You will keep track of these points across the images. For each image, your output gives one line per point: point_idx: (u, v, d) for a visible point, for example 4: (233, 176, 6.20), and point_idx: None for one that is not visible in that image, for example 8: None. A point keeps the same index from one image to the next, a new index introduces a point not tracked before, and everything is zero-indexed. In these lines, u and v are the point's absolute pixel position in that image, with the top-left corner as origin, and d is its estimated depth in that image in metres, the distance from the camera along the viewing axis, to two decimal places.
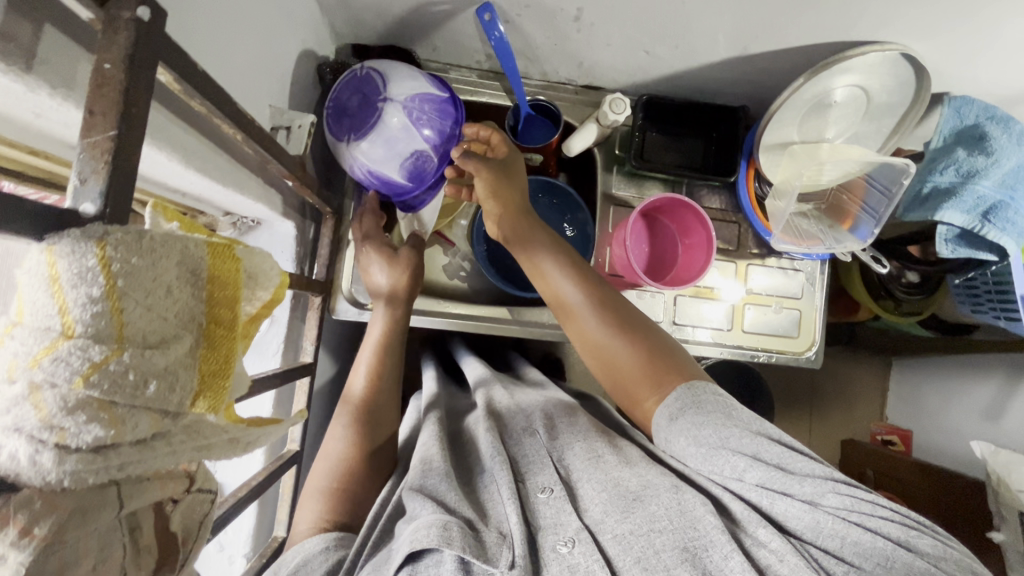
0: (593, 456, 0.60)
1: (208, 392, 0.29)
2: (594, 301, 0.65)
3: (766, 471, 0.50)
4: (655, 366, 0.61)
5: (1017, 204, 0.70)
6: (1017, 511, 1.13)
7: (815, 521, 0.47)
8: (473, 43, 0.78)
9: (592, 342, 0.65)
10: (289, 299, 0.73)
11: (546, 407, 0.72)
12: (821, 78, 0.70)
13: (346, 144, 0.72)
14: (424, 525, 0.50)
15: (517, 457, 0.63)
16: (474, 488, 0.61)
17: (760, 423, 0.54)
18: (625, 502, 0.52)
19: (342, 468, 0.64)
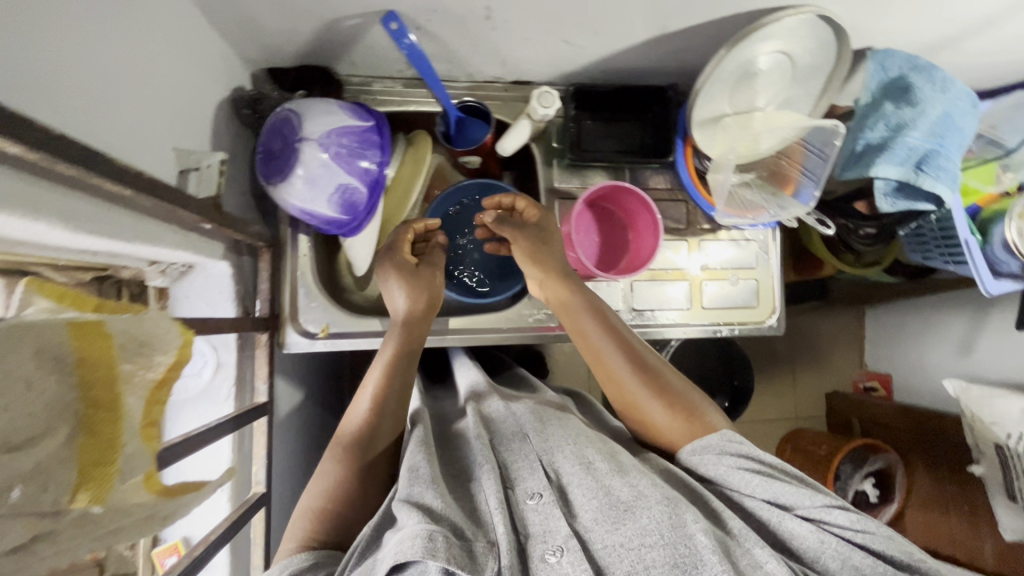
0: (583, 464, 0.59)
1: (89, 483, 0.28)
2: (629, 357, 0.69)
3: (777, 492, 0.55)
4: (686, 422, 0.64)
5: (947, 151, 0.70)
6: (992, 443, 1.17)
7: (819, 539, 0.52)
8: (390, 54, 0.75)
9: (623, 393, 0.68)
10: (234, 340, 0.71)
11: (536, 409, 0.71)
12: (743, 48, 0.69)
13: (275, 188, 0.64)
14: (411, 538, 0.48)
15: (506, 461, 0.63)
16: (464, 495, 0.59)
17: (779, 462, 0.60)
18: (616, 513, 0.53)
19: (334, 487, 0.62)
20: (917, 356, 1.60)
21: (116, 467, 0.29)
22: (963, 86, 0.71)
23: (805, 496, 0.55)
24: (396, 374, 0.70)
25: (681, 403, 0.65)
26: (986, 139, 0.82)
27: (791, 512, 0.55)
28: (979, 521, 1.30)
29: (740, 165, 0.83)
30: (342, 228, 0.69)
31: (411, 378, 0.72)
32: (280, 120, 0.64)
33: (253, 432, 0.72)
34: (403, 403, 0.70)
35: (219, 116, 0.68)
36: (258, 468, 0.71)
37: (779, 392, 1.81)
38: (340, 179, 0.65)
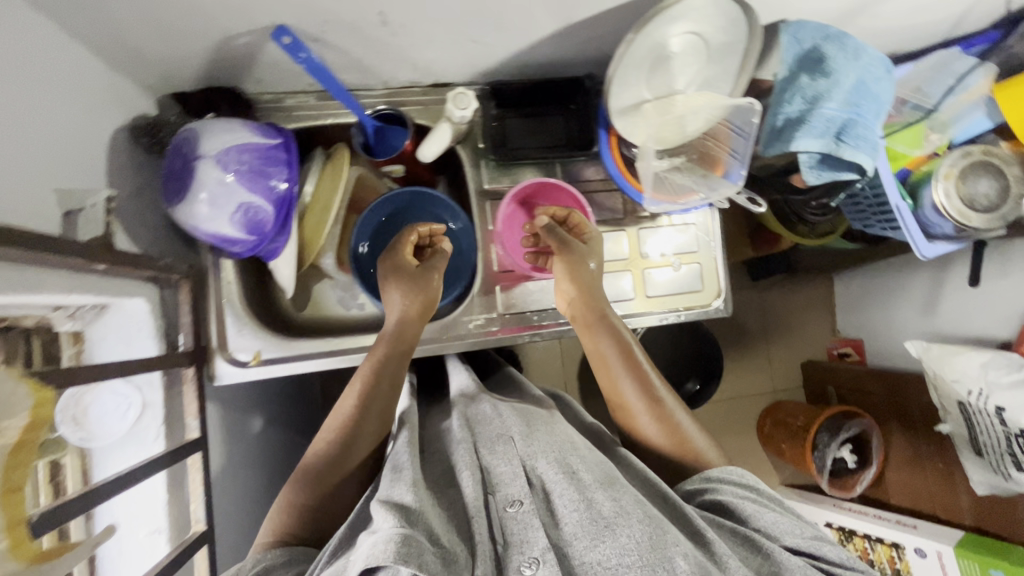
0: (567, 472, 0.61)
1: None
2: (640, 384, 0.73)
3: (771, 522, 0.59)
4: (677, 443, 0.70)
5: (865, 119, 0.70)
6: (955, 400, 1.18)
7: (806, 570, 0.53)
8: (295, 68, 0.72)
9: (623, 401, 0.74)
10: (158, 378, 0.69)
11: (521, 412, 0.74)
12: (650, 32, 0.67)
13: (179, 209, 0.62)
14: (384, 540, 0.50)
15: (489, 465, 0.65)
16: (448, 499, 0.63)
17: (773, 499, 0.64)
18: (597, 529, 0.54)
19: (315, 481, 0.66)
20: (883, 319, 1.60)
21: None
22: (875, 52, 0.70)
23: (796, 531, 0.58)
24: (382, 381, 0.72)
25: (675, 427, 0.71)
26: (912, 102, 0.82)
27: (782, 542, 0.58)
28: (953, 476, 1.29)
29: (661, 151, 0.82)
30: (251, 247, 0.67)
31: (397, 388, 0.74)
32: (179, 139, 0.61)
33: (187, 470, 0.70)
34: (389, 408, 0.72)
35: (117, 150, 0.66)
36: (197, 506, 0.70)
37: (754, 367, 1.80)
38: (248, 201, 0.63)
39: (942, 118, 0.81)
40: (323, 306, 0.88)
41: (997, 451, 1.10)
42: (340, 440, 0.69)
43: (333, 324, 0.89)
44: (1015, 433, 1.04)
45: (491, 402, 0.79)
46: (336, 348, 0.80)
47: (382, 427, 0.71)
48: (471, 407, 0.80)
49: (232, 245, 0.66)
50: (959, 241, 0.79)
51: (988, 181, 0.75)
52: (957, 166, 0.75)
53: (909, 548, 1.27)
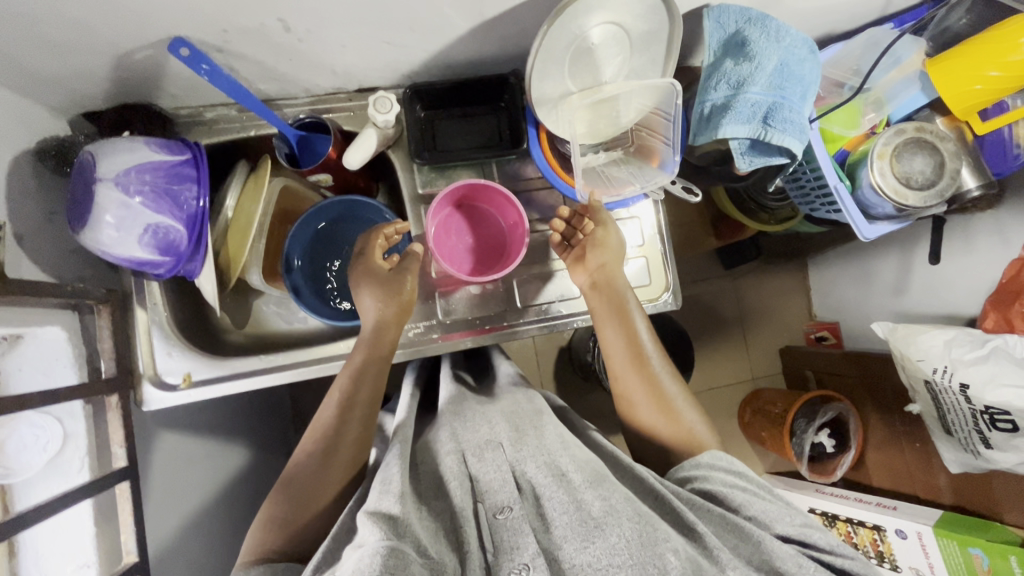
0: (556, 475, 0.62)
1: None
2: (642, 374, 0.74)
3: (762, 511, 0.59)
4: (672, 424, 0.72)
5: (790, 102, 0.69)
6: (921, 378, 1.16)
7: (797, 561, 0.53)
8: (207, 81, 0.70)
9: (625, 390, 0.76)
10: (80, 407, 0.67)
11: (510, 415, 0.75)
12: (565, 22, 0.65)
13: (85, 234, 0.60)
14: (371, 553, 0.50)
15: (478, 473, 0.65)
16: (437, 511, 0.62)
17: (763, 487, 0.64)
18: (586, 530, 0.55)
19: (304, 500, 0.65)
20: (855, 302, 1.58)
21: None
22: (797, 33, 0.69)
23: (784, 518, 0.59)
24: (361, 385, 0.71)
25: (672, 410, 0.73)
26: (850, 84, 0.81)
27: (770, 530, 0.58)
28: (931, 455, 1.27)
29: (593, 145, 0.84)
30: (167, 268, 0.65)
31: (376, 394, 0.73)
32: (80, 163, 0.60)
33: (116, 498, 0.69)
34: (371, 410, 0.72)
35: (19, 174, 0.64)
36: (128, 536, 0.68)
37: (732, 357, 1.77)
38: (158, 219, 0.62)
39: (877, 94, 0.80)
40: (262, 321, 0.87)
41: (964, 428, 1.09)
42: (323, 448, 0.68)
43: (274, 339, 0.87)
44: (980, 410, 1.03)
45: (483, 411, 0.77)
46: (273, 364, 0.78)
47: (366, 430, 0.71)
48: (457, 420, 0.76)
49: (152, 268, 0.64)
50: (901, 220, 0.78)
51: (923, 158, 0.74)
52: (892, 144, 0.74)
53: (889, 529, 1.25)
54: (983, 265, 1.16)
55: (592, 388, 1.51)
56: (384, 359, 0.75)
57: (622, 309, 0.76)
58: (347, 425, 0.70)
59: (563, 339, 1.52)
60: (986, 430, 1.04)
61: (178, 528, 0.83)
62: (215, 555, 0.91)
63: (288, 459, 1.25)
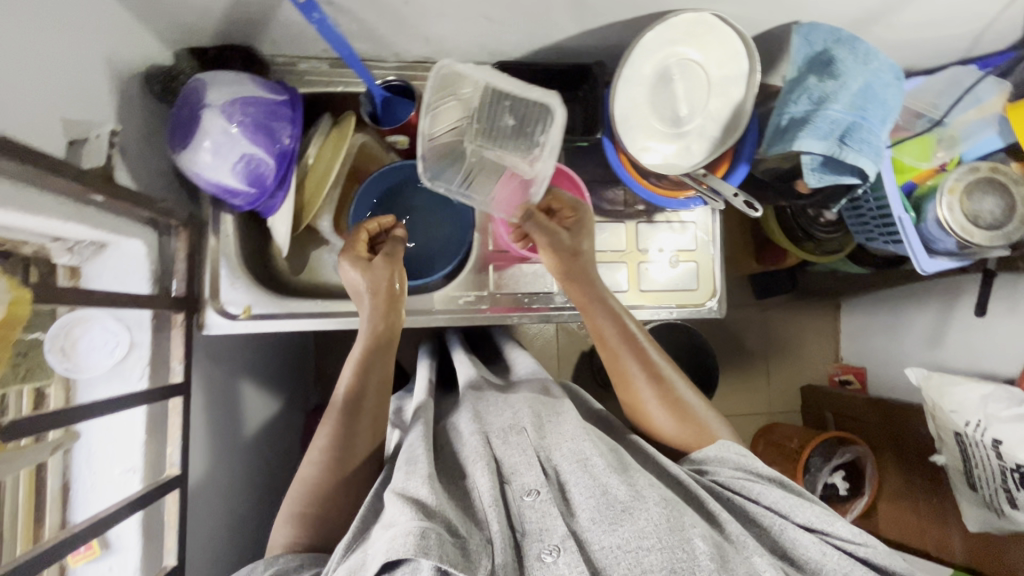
0: (580, 461, 0.61)
1: None
2: (644, 366, 0.74)
3: (779, 502, 0.61)
4: (681, 424, 0.72)
5: (870, 124, 0.70)
6: (952, 431, 1.14)
7: (821, 550, 0.56)
8: (309, 31, 0.74)
9: (634, 395, 0.75)
10: (148, 319, 0.71)
11: (532, 402, 0.73)
12: (650, 45, 0.74)
13: (184, 156, 0.64)
14: (405, 533, 0.50)
15: (501, 455, 0.64)
16: (460, 492, 0.62)
17: (781, 477, 0.65)
18: (613, 514, 0.56)
19: (317, 493, 0.66)
20: (885, 349, 1.56)
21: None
22: (886, 58, 0.70)
23: (805, 505, 0.60)
24: (371, 373, 0.73)
25: (684, 412, 0.72)
26: (928, 117, 0.82)
27: (792, 520, 0.60)
28: (948, 510, 1.25)
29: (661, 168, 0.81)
30: (252, 200, 0.69)
31: (386, 369, 0.75)
32: (187, 89, 0.63)
33: (169, 413, 0.72)
34: (380, 397, 0.73)
35: (129, 94, 0.68)
36: (174, 450, 0.71)
37: (752, 388, 1.75)
38: (248, 149, 0.65)
39: (952, 133, 0.80)
40: (315, 270, 0.88)
41: (991, 486, 1.07)
42: (341, 427, 0.69)
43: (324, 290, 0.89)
44: (1011, 469, 1.01)
45: (506, 398, 0.75)
46: (329, 309, 0.81)
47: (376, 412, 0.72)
48: (479, 402, 0.75)
49: (233, 197, 0.68)
50: (961, 258, 0.78)
51: (994, 199, 0.74)
52: (963, 180, 0.74)
53: None
54: None
55: (609, 397, 1.51)
56: (386, 345, 0.76)
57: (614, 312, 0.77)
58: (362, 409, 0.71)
59: (586, 343, 1.52)
60: (1014, 489, 1.01)
61: (211, 459, 0.86)
62: (235, 491, 0.93)
63: (304, 418, 1.27)
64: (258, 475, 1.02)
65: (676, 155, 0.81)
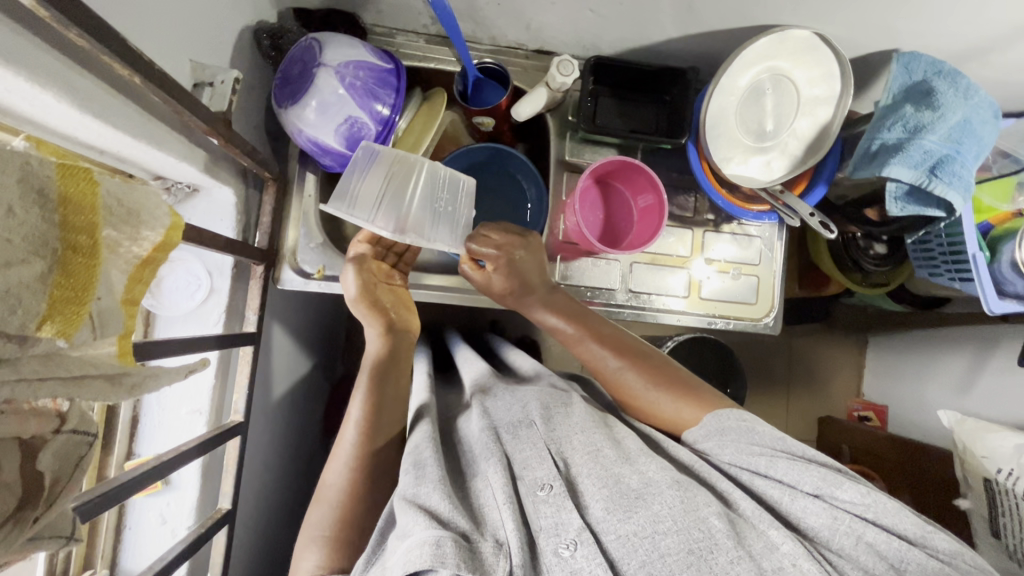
0: (592, 451, 0.58)
1: (57, 317, 0.30)
2: (609, 348, 0.71)
3: (786, 472, 0.56)
4: (664, 398, 0.68)
5: (963, 158, 0.70)
6: (982, 477, 1.12)
7: (832, 515, 0.52)
8: (416, 5, 0.75)
9: (620, 386, 0.71)
10: (229, 267, 0.72)
11: (542, 395, 0.68)
12: (747, 57, 0.75)
13: (289, 111, 0.66)
14: (421, 543, 0.47)
15: (513, 451, 0.60)
16: (464, 491, 0.58)
17: (785, 441, 0.59)
18: (627, 502, 0.51)
19: (343, 507, 0.61)
20: (909, 389, 1.54)
21: (86, 310, 0.32)
22: (986, 95, 0.71)
23: (810, 470, 0.55)
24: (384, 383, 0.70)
25: (660, 385, 0.68)
26: (1012, 158, 0.82)
27: (800, 490, 0.55)
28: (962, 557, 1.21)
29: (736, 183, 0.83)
30: (348, 162, 0.71)
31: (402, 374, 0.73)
32: (302, 47, 0.65)
33: (238, 360, 0.73)
34: (397, 404, 0.70)
35: (241, 46, 0.69)
36: (239, 397, 0.72)
37: (771, 412, 1.73)
38: (351, 111, 0.66)
39: None
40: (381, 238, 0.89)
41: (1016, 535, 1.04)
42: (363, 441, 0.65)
43: None
44: None
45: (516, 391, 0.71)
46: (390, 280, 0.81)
47: (390, 429, 0.68)
48: (488, 399, 0.72)
49: (330, 157, 0.70)
50: None
51: None
52: None
53: None
54: None
55: None
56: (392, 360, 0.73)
57: (567, 311, 0.74)
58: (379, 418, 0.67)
59: None
60: None
61: (256, 413, 0.86)
62: (272, 448, 0.94)
63: (332, 387, 1.28)
64: (288, 438, 1.02)
65: (758, 170, 0.81)
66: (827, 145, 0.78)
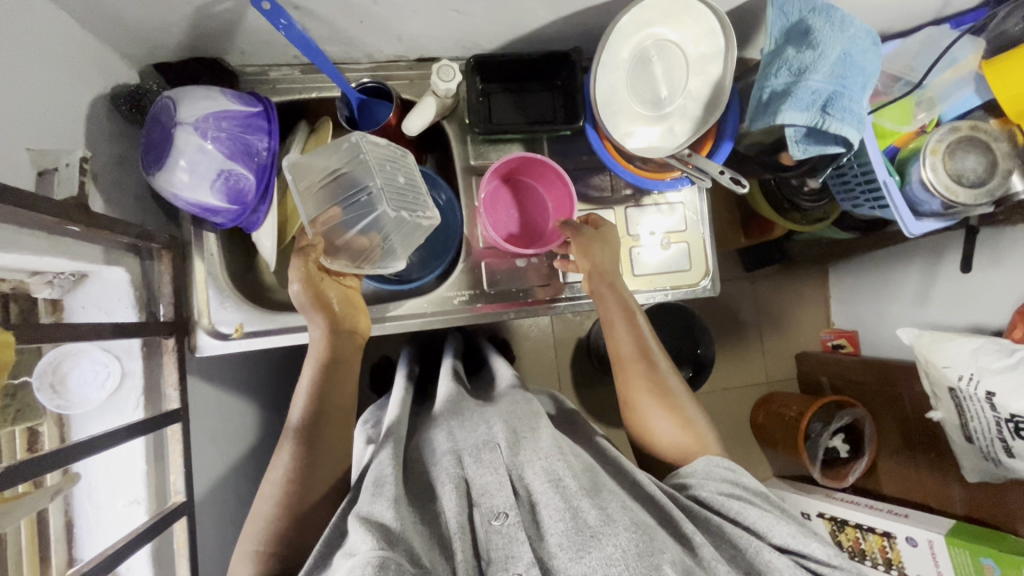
0: (553, 482, 0.55)
1: None
2: (649, 373, 0.72)
3: (756, 520, 0.57)
4: (680, 429, 0.69)
5: (850, 92, 0.69)
6: (947, 386, 1.08)
7: (794, 572, 0.52)
8: (277, 38, 0.71)
9: (632, 400, 0.72)
10: (137, 347, 0.69)
11: (507, 415, 0.66)
12: (623, 28, 0.74)
13: (157, 175, 0.63)
14: (361, 567, 0.44)
15: (472, 475, 0.57)
16: (429, 515, 0.55)
17: (763, 494, 0.61)
18: (581, 539, 0.50)
19: (275, 517, 0.58)
20: (873, 312, 1.55)
21: None
22: (861, 25, 0.70)
23: (783, 525, 0.56)
24: (326, 396, 0.66)
25: (685, 418, 0.69)
26: (906, 79, 0.82)
27: (766, 540, 0.56)
28: (946, 467, 1.19)
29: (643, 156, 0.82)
30: (235, 216, 0.68)
31: (349, 386, 0.69)
32: (157, 107, 0.63)
33: (169, 439, 0.71)
34: (342, 411, 0.66)
35: (96, 118, 0.65)
36: (176, 477, 0.69)
37: (750, 360, 1.71)
38: (223, 165, 0.64)
39: (930, 95, 0.81)
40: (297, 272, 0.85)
41: (988, 437, 1.01)
42: (302, 459, 0.61)
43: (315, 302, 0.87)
44: (1006, 419, 0.96)
45: (483, 413, 0.68)
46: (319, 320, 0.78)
47: (338, 460, 0.64)
48: (454, 422, 0.68)
49: (215, 215, 0.67)
50: (946, 219, 0.79)
51: (975, 157, 0.74)
52: (945, 140, 0.75)
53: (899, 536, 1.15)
54: (1014, 278, 1.11)
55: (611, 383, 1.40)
56: (339, 369, 0.68)
57: (632, 328, 0.74)
58: (321, 429, 0.64)
59: (582, 329, 1.40)
60: (1009, 438, 0.96)
61: (212, 483, 0.83)
62: (241, 511, 0.91)
63: None
64: None
65: (659, 138, 0.80)
66: (723, 100, 0.77)
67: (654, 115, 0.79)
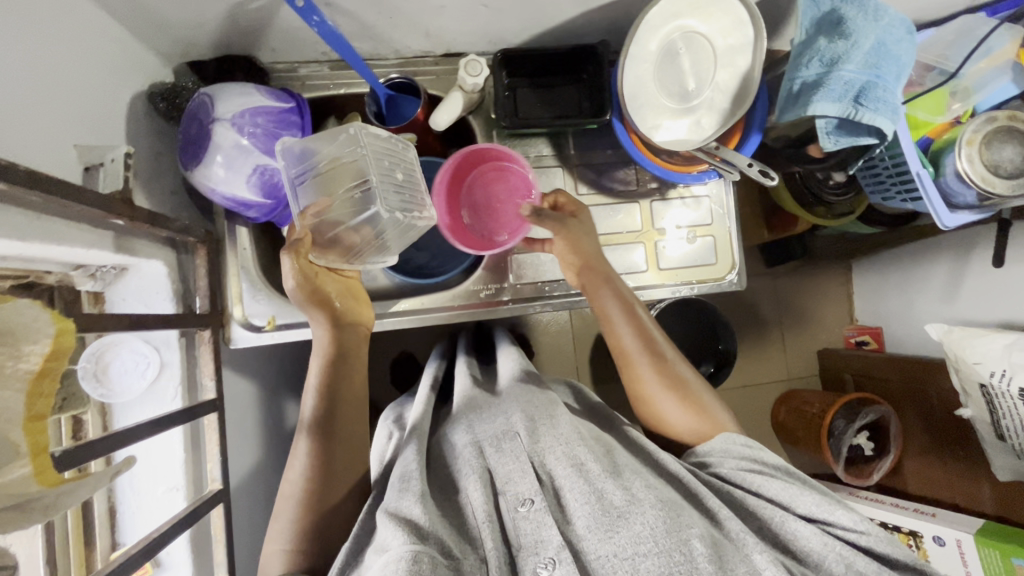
0: (575, 465, 0.56)
1: None
2: (656, 366, 0.70)
3: (779, 492, 0.57)
4: (698, 419, 0.68)
5: (884, 81, 0.68)
6: (976, 382, 1.06)
7: (823, 540, 0.52)
8: (308, 35, 0.73)
9: (642, 393, 0.71)
10: (175, 339, 0.71)
11: (524, 403, 0.66)
12: (651, 20, 0.74)
13: (194, 171, 0.65)
14: (395, 562, 0.45)
15: (495, 464, 0.58)
16: (451, 506, 0.56)
17: (784, 468, 0.61)
18: (609, 520, 0.51)
19: (302, 512, 0.59)
20: (897, 307, 1.53)
21: None
22: (895, 13, 0.69)
23: (807, 496, 0.56)
24: (336, 394, 0.66)
25: (699, 407, 0.69)
26: (940, 68, 0.80)
27: (791, 510, 0.56)
28: (976, 465, 1.17)
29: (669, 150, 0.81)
30: (269, 210, 0.70)
31: (358, 379, 0.69)
32: (196, 104, 0.64)
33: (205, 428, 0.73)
34: (354, 408, 0.67)
35: (135, 115, 0.67)
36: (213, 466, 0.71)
37: (771, 357, 1.69)
38: (258, 161, 0.66)
39: (966, 84, 0.79)
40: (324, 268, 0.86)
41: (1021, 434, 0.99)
42: (322, 453, 0.62)
43: None
44: None
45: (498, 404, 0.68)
46: None
47: (359, 451, 0.65)
48: (472, 415, 0.67)
49: (248, 209, 0.69)
50: (983, 211, 0.78)
51: (1013, 148, 0.73)
52: (982, 131, 0.73)
53: (926, 535, 1.13)
54: None
55: None
56: (343, 364, 0.68)
57: (633, 322, 0.72)
58: (336, 428, 0.64)
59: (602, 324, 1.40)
60: None
61: (246, 473, 0.85)
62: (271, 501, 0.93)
63: None
64: None
65: (687, 131, 0.79)
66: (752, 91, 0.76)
67: (681, 108, 0.79)
